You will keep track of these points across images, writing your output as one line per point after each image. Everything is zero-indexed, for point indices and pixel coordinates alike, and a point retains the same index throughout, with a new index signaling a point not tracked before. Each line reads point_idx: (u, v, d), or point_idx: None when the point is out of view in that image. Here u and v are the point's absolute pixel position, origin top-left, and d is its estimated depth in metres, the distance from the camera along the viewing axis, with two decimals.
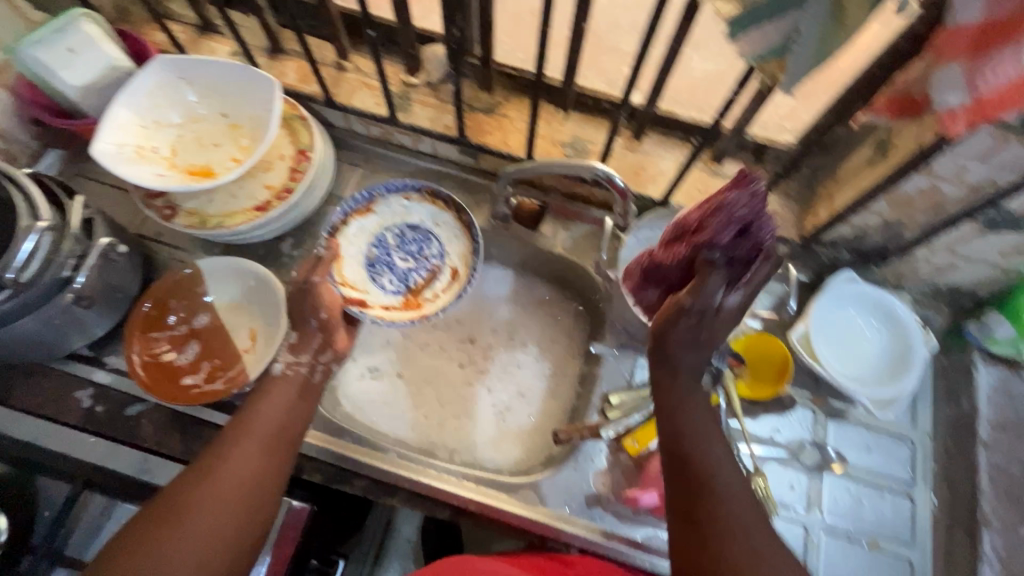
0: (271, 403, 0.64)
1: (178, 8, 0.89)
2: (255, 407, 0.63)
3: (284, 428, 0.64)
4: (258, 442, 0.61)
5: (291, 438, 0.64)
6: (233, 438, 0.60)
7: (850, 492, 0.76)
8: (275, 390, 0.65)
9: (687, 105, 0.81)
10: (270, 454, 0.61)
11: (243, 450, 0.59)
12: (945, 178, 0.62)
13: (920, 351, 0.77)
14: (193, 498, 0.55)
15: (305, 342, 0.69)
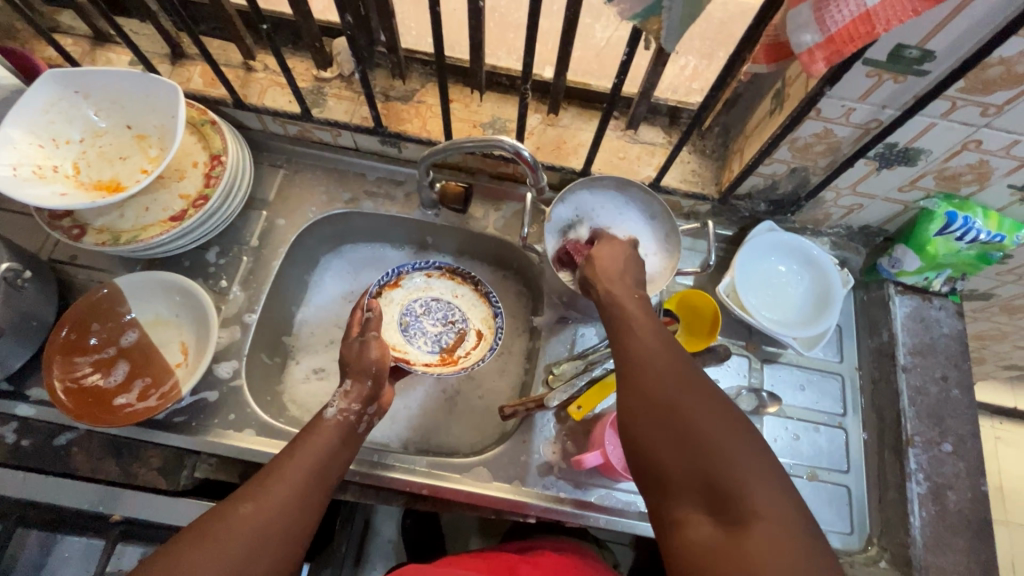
0: (322, 441, 0.62)
1: (67, 20, 0.85)
2: (305, 443, 0.61)
3: (327, 470, 0.61)
4: (299, 479, 0.58)
5: (329, 481, 0.61)
6: (278, 470, 0.58)
7: (789, 430, 0.80)
8: (322, 430, 0.63)
9: (597, 75, 0.83)
10: (305, 492, 0.58)
11: (279, 484, 0.56)
12: (835, 120, 0.65)
13: (839, 290, 0.81)
14: (217, 527, 0.52)
15: (359, 389, 0.68)
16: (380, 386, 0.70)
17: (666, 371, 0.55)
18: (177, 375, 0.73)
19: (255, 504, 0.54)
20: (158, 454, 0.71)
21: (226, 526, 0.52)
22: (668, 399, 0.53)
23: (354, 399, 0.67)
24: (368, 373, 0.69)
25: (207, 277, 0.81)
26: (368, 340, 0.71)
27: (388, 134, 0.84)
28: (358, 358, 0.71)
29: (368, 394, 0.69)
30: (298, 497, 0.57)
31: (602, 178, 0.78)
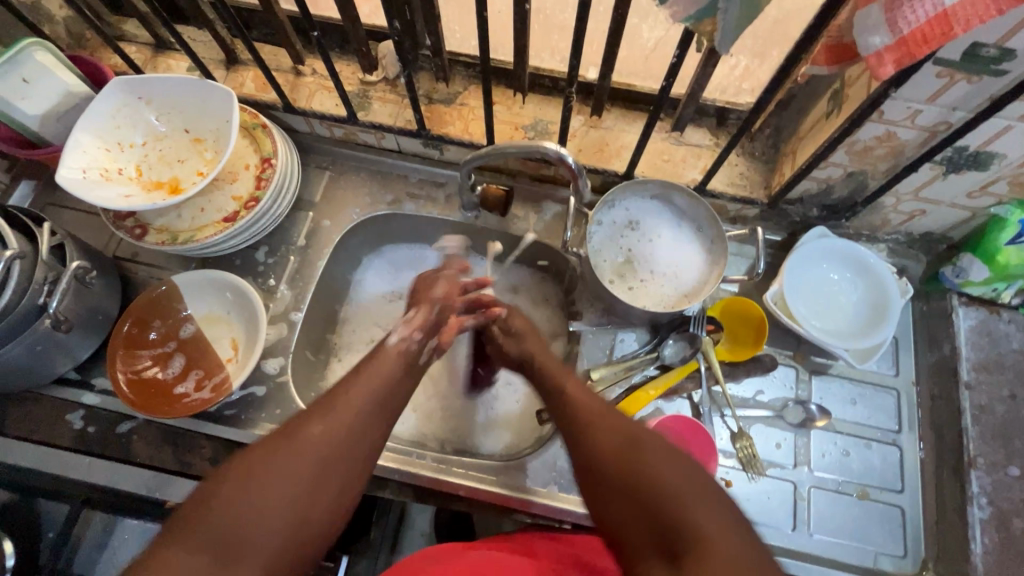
0: (387, 367, 0.62)
1: (132, 29, 0.90)
2: (371, 368, 0.62)
3: (391, 397, 0.61)
4: (363, 403, 0.58)
5: (393, 406, 0.60)
6: (343, 394, 0.58)
7: (838, 445, 0.77)
8: (388, 358, 0.63)
9: (642, 76, 0.81)
10: (371, 416, 0.58)
11: (348, 402, 0.57)
12: (900, 122, 0.62)
13: (898, 300, 0.76)
14: (286, 441, 0.52)
15: (420, 321, 0.69)
16: (446, 316, 0.73)
17: (592, 409, 0.59)
18: (228, 369, 0.76)
19: (327, 420, 0.55)
20: (210, 446, 0.74)
21: (297, 439, 0.53)
22: (603, 436, 0.56)
23: (416, 328, 0.68)
24: (433, 304, 0.72)
25: (257, 275, 0.84)
26: (441, 275, 0.76)
27: (431, 136, 0.85)
28: (426, 290, 0.74)
29: (428, 321, 0.70)
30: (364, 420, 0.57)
31: (648, 181, 0.79)
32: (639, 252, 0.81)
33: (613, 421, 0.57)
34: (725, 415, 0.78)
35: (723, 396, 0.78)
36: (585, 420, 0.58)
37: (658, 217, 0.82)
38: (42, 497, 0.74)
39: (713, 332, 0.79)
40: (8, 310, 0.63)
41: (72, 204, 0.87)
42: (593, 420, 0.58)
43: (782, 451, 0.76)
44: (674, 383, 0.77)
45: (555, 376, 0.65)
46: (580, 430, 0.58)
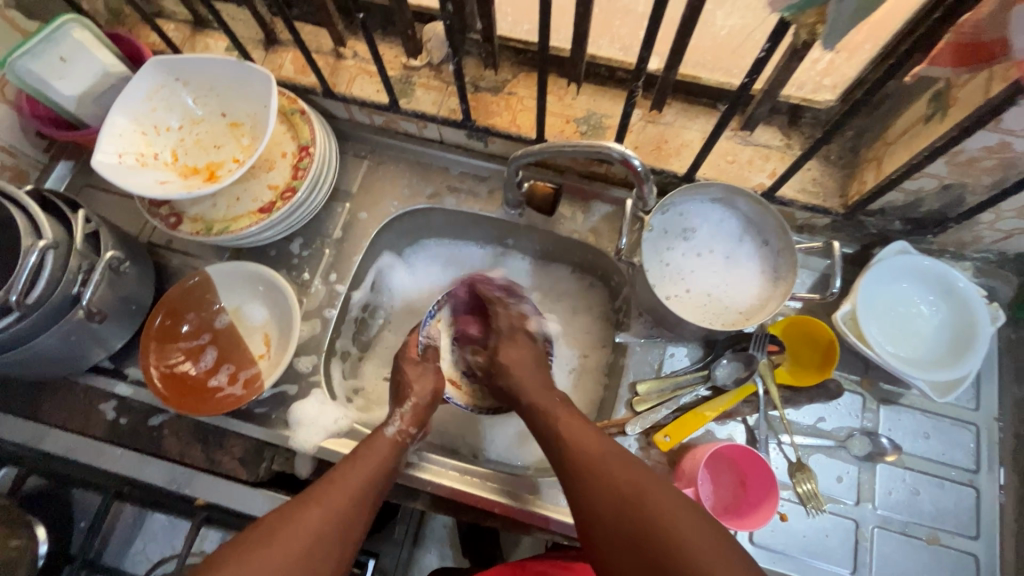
0: (379, 456, 0.62)
1: (170, 5, 0.86)
2: (362, 456, 0.62)
3: (380, 485, 0.61)
4: (347, 495, 0.57)
5: (378, 495, 0.60)
6: (329, 485, 0.58)
7: (906, 482, 0.70)
8: (381, 444, 0.63)
9: (711, 68, 0.74)
10: (351, 507, 0.57)
11: (342, 494, 0.57)
12: (1018, 132, 0.54)
13: (986, 329, 0.69)
14: (283, 526, 0.53)
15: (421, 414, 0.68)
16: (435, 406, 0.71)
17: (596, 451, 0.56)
18: (260, 366, 0.74)
19: (318, 509, 0.55)
20: (240, 444, 0.72)
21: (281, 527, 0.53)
22: (605, 477, 0.53)
23: (413, 421, 0.67)
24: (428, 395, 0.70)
25: (291, 268, 0.81)
26: (429, 368, 0.72)
27: (477, 128, 0.79)
28: (418, 380, 0.71)
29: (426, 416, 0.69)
30: (346, 513, 0.56)
31: (711, 184, 0.72)
32: (687, 264, 0.76)
33: (618, 457, 0.54)
34: (782, 443, 0.72)
35: (781, 422, 0.72)
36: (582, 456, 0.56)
37: (715, 230, 0.76)
38: (74, 487, 0.74)
39: (774, 354, 0.72)
40: (43, 300, 0.61)
41: (108, 187, 0.85)
42: (599, 458, 0.55)
43: (843, 485, 0.70)
44: (729, 407, 0.72)
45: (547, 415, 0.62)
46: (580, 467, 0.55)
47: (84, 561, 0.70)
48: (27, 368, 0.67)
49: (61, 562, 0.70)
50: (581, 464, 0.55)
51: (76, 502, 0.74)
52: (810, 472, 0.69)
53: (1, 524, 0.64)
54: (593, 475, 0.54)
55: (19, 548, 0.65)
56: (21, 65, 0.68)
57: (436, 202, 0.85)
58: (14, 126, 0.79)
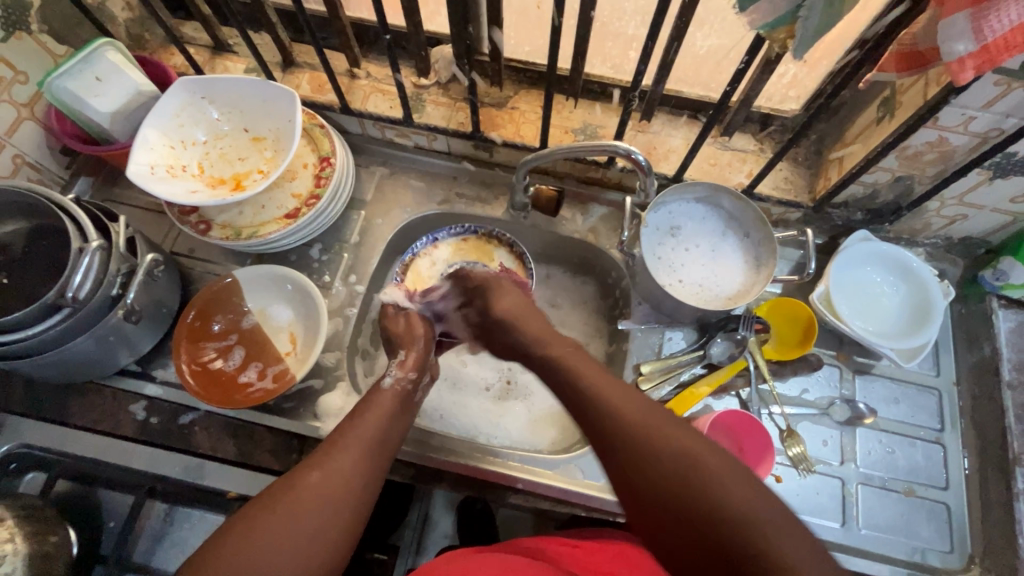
0: (381, 406, 0.66)
1: (191, 31, 0.92)
2: (367, 410, 0.65)
3: (391, 435, 0.65)
4: (361, 447, 0.61)
5: (389, 445, 0.64)
6: (344, 437, 0.61)
7: (883, 443, 0.79)
8: (383, 398, 0.67)
9: (692, 83, 0.84)
10: (369, 457, 0.61)
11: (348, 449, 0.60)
12: (953, 128, 0.64)
13: (940, 302, 0.79)
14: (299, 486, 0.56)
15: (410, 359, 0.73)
16: (431, 358, 0.75)
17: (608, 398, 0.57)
18: (288, 363, 0.78)
19: (327, 469, 0.58)
20: (270, 437, 0.75)
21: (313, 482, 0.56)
22: (619, 419, 0.55)
23: (409, 369, 0.72)
24: (419, 342, 0.75)
25: (312, 272, 0.86)
26: (409, 315, 0.79)
27: (485, 138, 0.87)
28: (405, 331, 0.77)
29: (421, 361, 0.73)
30: (367, 463, 0.60)
31: (698, 183, 0.81)
32: (676, 257, 0.83)
33: (652, 417, 0.54)
34: (772, 413, 0.80)
35: (770, 394, 0.80)
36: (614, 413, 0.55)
37: (701, 225, 0.84)
38: (103, 488, 0.76)
39: (761, 332, 0.80)
40: (88, 300, 0.64)
41: (129, 200, 0.88)
42: (639, 422, 0.53)
43: (829, 448, 0.78)
44: (726, 379, 0.80)
45: (555, 349, 0.66)
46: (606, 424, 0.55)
47: (117, 559, 0.74)
48: (61, 370, 0.69)
49: (94, 561, 0.74)
50: (616, 425, 0.54)
51: (104, 504, 0.76)
52: (799, 437, 0.77)
53: (38, 522, 0.65)
54: (628, 434, 0.53)
55: (57, 546, 0.66)
56: (59, 84, 0.72)
57: (446, 208, 0.91)
58: (40, 143, 0.82)
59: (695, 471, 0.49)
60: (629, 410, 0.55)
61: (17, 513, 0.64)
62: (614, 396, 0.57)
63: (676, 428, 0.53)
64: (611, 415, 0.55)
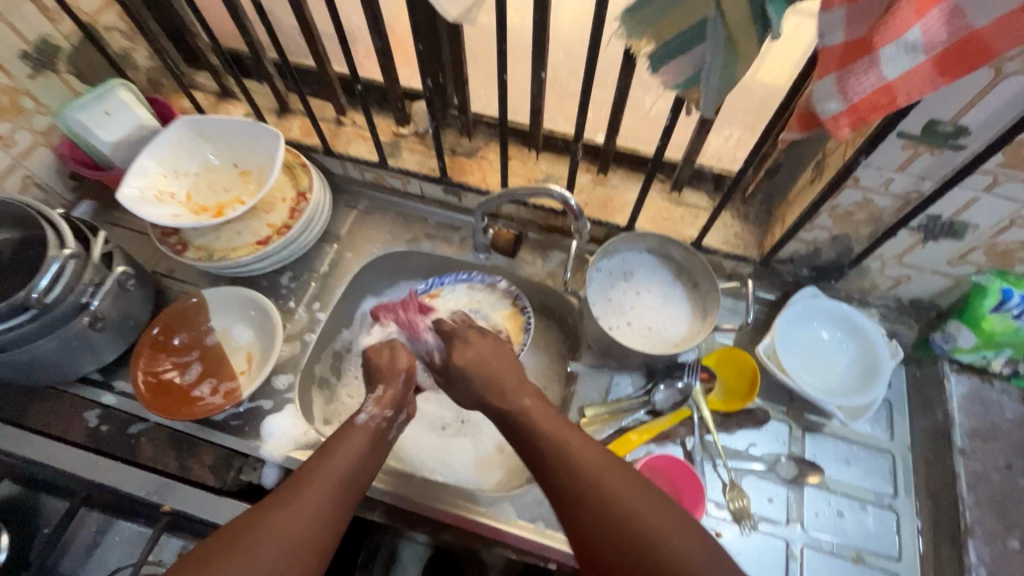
0: (353, 444, 0.65)
1: (202, 79, 1.03)
2: (339, 448, 0.64)
3: (361, 474, 0.64)
4: (330, 485, 0.60)
5: (360, 484, 0.63)
6: (315, 475, 0.60)
7: (831, 505, 0.76)
8: (355, 434, 0.66)
9: (646, 142, 0.90)
10: (337, 498, 0.60)
11: (312, 492, 0.59)
12: (875, 189, 0.68)
13: (886, 361, 0.79)
14: (260, 528, 0.55)
15: (389, 395, 0.72)
16: (408, 394, 0.74)
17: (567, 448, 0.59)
18: (240, 381, 0.81)
19: (289, 509, 0.57)
20: (211, 453, 0.76)
21: (279, 517, 0.56)
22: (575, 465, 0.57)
23: (386, 406, 0.71)
24: (398, 377, 0.75)
25: (279, 297, 0.91)
26: (397, 347, 0.78)
27: (452, 183, 0.93)
28: (390, 364, 0.76)
29: (398, 399, 0.72)
30: (336, 504, 0.59)
31: (647, 234, 0.85)
32: (627, 301, 0.85)
33: (621, 486, 0.54)
34: (716, 465, 0.78)
35: (715, 445, 0.78)
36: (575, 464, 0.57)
37: (651, 275, 0.87)
38: (45, 493, 0.77)
39: (705, 381, 0.81)
40: (57, 304, 0.69)
41: (123, 224, 0.96)
42: (613, 489, 0.54)
43: (774, 505, 0.76)
44: (666, 427, 0.79)
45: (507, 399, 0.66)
46: (576, 489, 0.56)
47: (38, 567, 0.72)
48: (23, 371, 0.73)
49: (16, 568, 0.73)
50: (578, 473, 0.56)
51: (43, 508, 0.76)
52: (741, 490, 0.75)
53: None
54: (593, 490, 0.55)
55: None
56: (72, 116, 0.82)
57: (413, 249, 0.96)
58: (51, 167, 0.91)
59: (648, 528, 0.52)
60: (593, 465, 0.56)
61: None
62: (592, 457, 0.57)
63: (627, 480, 0.55)
64: (566, 463, 0.57)
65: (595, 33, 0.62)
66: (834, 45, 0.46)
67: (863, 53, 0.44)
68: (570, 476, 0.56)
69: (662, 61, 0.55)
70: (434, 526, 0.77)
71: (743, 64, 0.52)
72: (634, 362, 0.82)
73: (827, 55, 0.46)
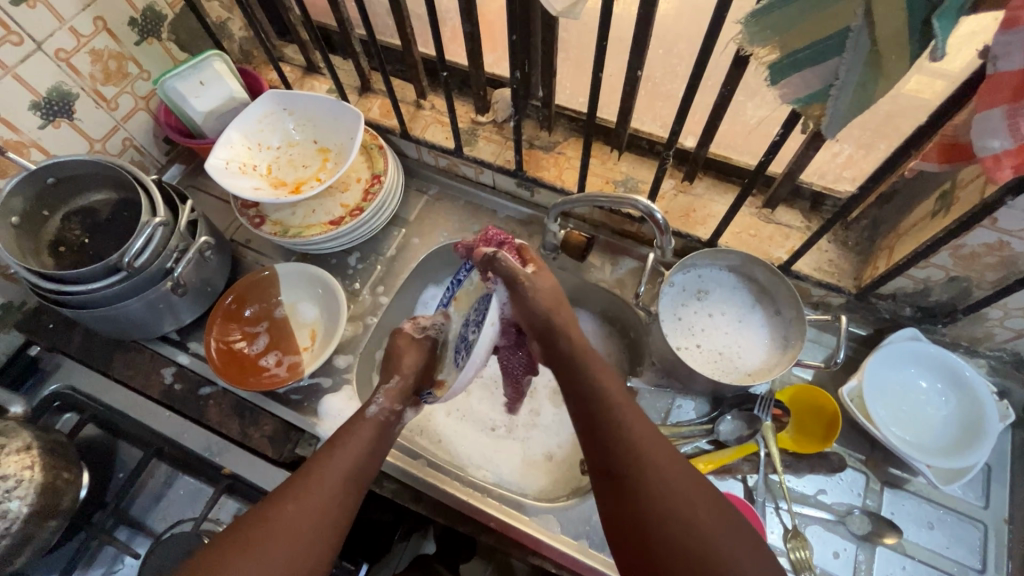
0: (357, 437, 0.63)
1: (290, 53, 1.04)
2: (344, 440, 0.63)
3: (362, 473, 0.62)
4: (334, 485, 0.59)
5: (364, 482, 0.61)
6: (316, 471, 0.59)
7: (906, 570, 0.69)
8: (359, 428, 0.64)
9: (740, 150, 0.82)
10: (346, 496, 0.59)
11: (320, 488, 0.58)
12: (1014, 233, 0.59)
13: (995, 422, 0.70)
14: (263, 527, 0.55)
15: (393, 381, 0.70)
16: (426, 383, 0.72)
17: (631, 436, 0.54)
18: (304, 356, 0.83)
19: (293, 505, 0.56)
20: (271, 424, 0.79)
21: (270, 530, 0.54)
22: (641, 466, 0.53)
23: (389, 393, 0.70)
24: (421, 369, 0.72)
25: (345, 277, 0.92)
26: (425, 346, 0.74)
27: (526, 178, 0.90)
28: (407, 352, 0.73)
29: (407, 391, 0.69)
30: (343, 499, 0.59)
31: (731, 252, 0.79)
32: (699, 321, 0.80)
33: (699, 503, 0.51)
34: (778, 508, 0.73)
35: (779, 486, 0.73)
36: (641, 455, 0.53)
37: (729, 295, 0.81)
38: (121, 440, 0.82)
39: (780, 417, 0.75)
40: (144, 268, 0.72)
41: (208, 190, 0.99)
42: (681, 484, 0.52)
43: (840, 561, 0.70)
44: (729, 461, 0.74)
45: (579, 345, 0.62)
46: (640, 485, 0.52)
47: (113, 509, 0.77)
48: (111, 327, 0.77)
49: (96, 505, 0.78)
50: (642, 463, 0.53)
51: (120, 453, 0.82)
52: (805, 540, 0.69)
53: (58, 457, 0.72)
54: (680, 521, 0.50)
55: (68, 482, 0.73)
56: (170, 84, 0.84)
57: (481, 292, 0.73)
58: (148, 130, 0.95)
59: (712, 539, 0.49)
60: (653, 454, 0.53)
61: (43, 445, 0.72)
62: (659, 457, 0.53)
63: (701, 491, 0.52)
64: (636, 454, 0.53)
65: (711, 35, 0.56)
66: (1008, 73, 0.41)
67: None
68: (636, 452, 0.53)
69: (784, 74, 0.49)
70: (477, 527, 0.76)
71: (885, 87, 0.46)
72: (702, 389, 0.77)
73: (998, 83, 0.42)
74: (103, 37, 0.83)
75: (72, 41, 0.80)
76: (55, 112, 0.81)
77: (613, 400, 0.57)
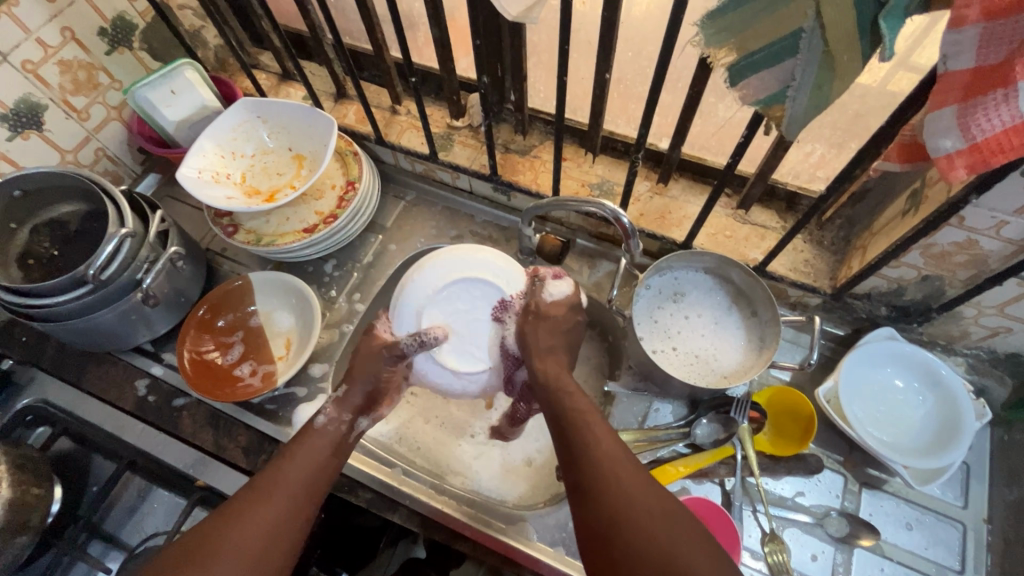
0: (314, 443, 0.66)
1: (266, 60, 1.04)
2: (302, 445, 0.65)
3: (318, 476, 0.64)
4: (291, 486, 0.61)
5: (323, 483, 0.64)
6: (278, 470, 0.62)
7: (884, 572, 0.69)
8: (317, 436, 0.67)
9: (714, 151, 0.81)
10: (304, 495, 0.62)
11: (280, 483, 0.61)
12: (982, 231, 0.58)
13: (971, 421, 0.70)
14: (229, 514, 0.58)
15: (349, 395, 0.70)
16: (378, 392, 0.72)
17: (590, 455, 0.58)
18: (278, 366, 0.82)
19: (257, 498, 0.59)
20: (245, 435, 0.78)
21: (235, 518, 0.57)
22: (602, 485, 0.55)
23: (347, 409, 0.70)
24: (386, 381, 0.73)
25: (321, 285, 0.91)
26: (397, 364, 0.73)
27: (502, 182, 0.89)
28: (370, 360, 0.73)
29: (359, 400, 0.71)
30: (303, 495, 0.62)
31: (706, 254, 0.78)
32: (675, 324, 0.79)
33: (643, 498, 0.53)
34: (755, 512, 0.73)
35: (756, 489, 0.73)
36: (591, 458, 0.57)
37: (705, 297, 0.81)
38: (95, 453, 0.81)
39: (756, 420, 0.75)
40: (112, 279, 0.72)
41: (184, 199, 0.99)
42: (623, 484, 0.54)
43: (818, 564, 0.70)
44: (705, 465, 0.74)
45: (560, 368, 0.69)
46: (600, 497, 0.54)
47: (86, 522, 0.77)
48: (84, 340, 0.77)
49: (69, 520, 0.77)
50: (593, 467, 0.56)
51: (94, 466, 0.81)
52: (783, 544, 0.68)
53: (28, 473, 0.72)
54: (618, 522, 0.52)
55: (39, 497, 0.72)
56: (141, 94, 0.84)
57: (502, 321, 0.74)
58: (122, 140, 0.95)
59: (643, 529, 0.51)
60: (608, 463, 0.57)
61: (13, 460, 0.71)
62: (619, 472, 0.56)
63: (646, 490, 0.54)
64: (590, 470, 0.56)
65: (671, 37, 0.56)
66: (959, 71, 0.41)
67: (994, 85, 0.40)
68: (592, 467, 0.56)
69: (741, 76, 0.48)
70: (453, 536, 0.75)
71: (839, 87, 0.45)
72: (679, 393, 0.76)
73: (949, 82, 0.42)
74: (72, 47, 0.82)
75: (40, 52, 0.79)
76: (24, 123, 0.81)
77: (579, 419, 0.62)
